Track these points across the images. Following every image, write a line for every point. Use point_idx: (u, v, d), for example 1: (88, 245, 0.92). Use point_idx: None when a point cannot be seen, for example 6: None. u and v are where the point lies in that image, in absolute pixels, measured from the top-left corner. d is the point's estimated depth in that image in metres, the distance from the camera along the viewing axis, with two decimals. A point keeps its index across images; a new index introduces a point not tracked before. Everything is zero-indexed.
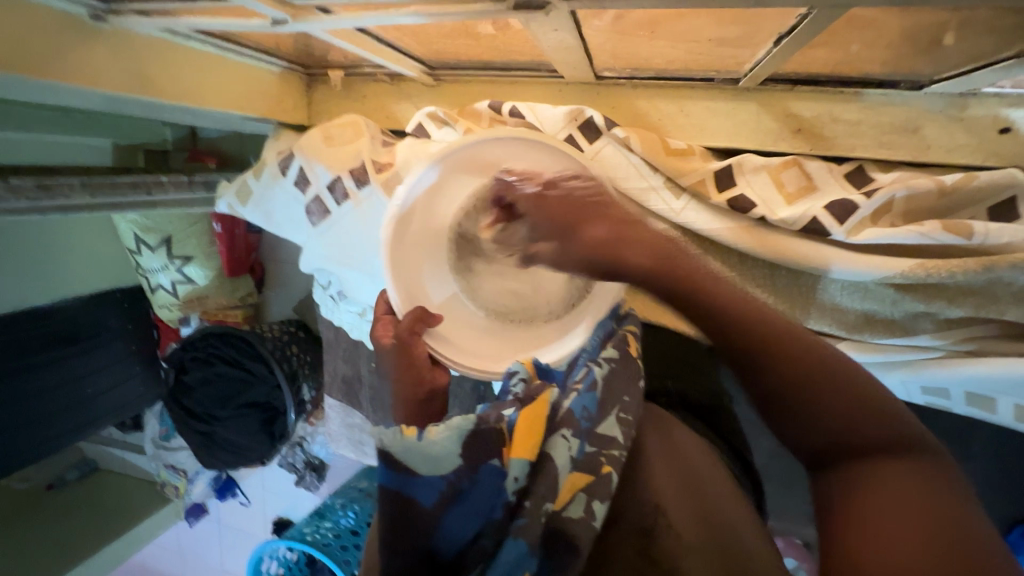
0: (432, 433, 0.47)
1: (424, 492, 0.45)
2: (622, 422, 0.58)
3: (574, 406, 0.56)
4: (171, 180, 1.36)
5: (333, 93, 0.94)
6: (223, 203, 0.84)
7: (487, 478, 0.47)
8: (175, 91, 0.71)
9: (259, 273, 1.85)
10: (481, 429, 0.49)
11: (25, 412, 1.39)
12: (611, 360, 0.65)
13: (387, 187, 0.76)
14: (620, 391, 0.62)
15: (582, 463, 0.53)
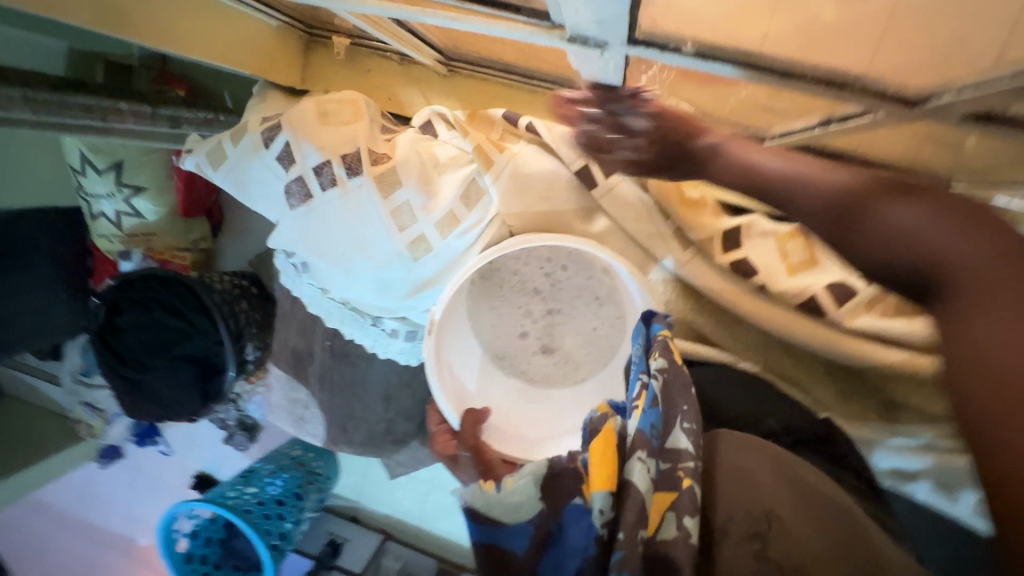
0: (510, 484, 0.50)
1: (515, 540, 0.48)
2: (691, 431, 0.51)
3: (639, 427, 0.51)
4: (132, 110, 1.21)
5: (334, 61, 0.85)
6: (191, 161, 0.75)
7: (573, 519, 0.47)
8: (152, 31, 0.62)
9: (217, 217, 1.72)
10: (555, 470, 0.51)
11: None
12: (662, 372, 0.57)
13: (380, 183, 0.70)
14: (679, 400, 0.54)
15: (660, 482, 0.48)
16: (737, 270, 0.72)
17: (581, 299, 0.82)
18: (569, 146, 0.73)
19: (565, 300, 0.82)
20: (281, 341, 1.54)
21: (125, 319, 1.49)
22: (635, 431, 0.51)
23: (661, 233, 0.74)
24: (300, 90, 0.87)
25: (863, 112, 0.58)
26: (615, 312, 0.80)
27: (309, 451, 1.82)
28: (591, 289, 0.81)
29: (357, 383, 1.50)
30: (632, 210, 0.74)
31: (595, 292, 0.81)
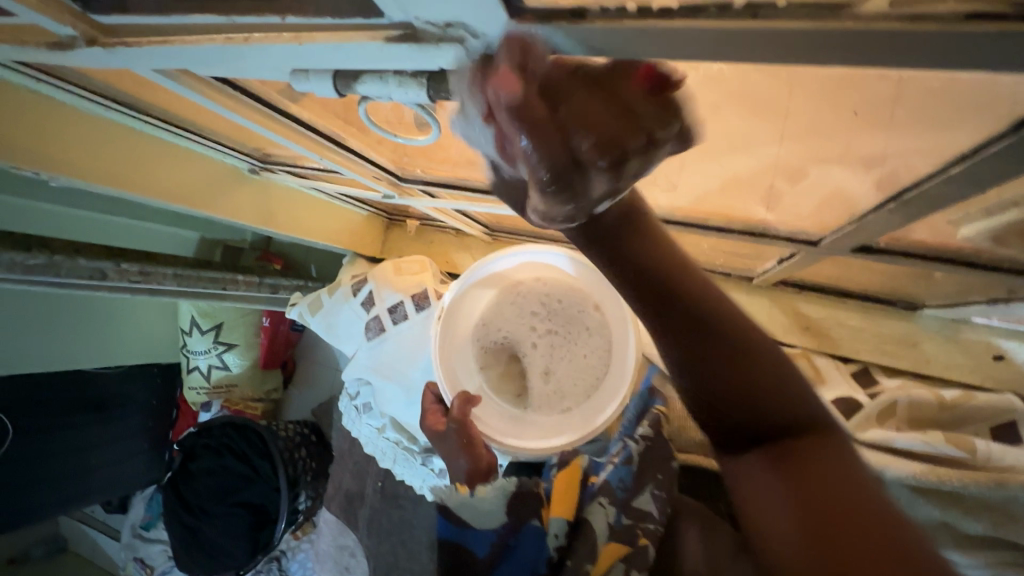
0: (483, 493, 0.63)
1: (479, 543, 0.60)
2: (656, 497, 0.67)
3: (609, 479, 0.71)
4: (245, 280, 1.53)
5: (406, 237, 1.11)
6: (294, 311, 0.96)
7: (531, 534, 0.61)
8: (288, 225, 0.89)
9: (289, 369, 1.94)
10: (524, 489, 0.65)
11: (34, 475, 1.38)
12: (646, 438, 0.77)
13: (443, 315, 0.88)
14: (655, 469, 0.72)
15: (618, 532, 0.62)
16: None
17: (573, 332, 0.82)
18: None
19: (579, 328, 0.82)
20: (335, 483, 1.62)
21: (198, 465, 1.61)
22: (604, 483, 0.70)
23: None
24: (378, 258, 1.12)
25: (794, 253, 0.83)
26: (603, 342, 0.80)
27: None
28: (582, 321, 0.81)
29: (405, 528, 1.51)
30: (648, 337, 0.87)
31: (585, 323, 0.81)
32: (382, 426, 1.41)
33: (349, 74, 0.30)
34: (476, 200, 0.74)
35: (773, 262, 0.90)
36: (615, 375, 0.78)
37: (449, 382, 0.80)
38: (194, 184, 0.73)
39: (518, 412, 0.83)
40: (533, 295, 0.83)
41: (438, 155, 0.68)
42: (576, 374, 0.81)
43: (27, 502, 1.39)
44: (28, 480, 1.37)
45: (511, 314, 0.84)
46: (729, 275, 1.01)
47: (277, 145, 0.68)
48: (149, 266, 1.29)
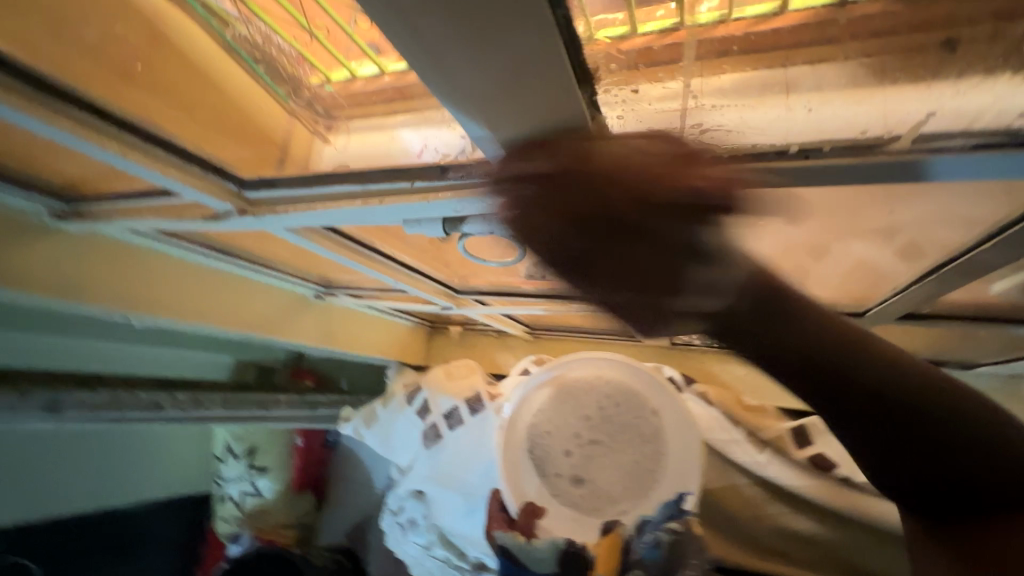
0: (539, 544, 0.72)
1: None
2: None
3: (642, 554, 0.73)
4: (286, 399, 1.56)
5: (449, 342, 1.16)
6: (349, 425, 0.99)
7: None
8: (344, 342, 0.95)
9: (323, 489, 1.90)
10: (571, 549, 0.71)
11: None
12: (677, 531, 0.74)
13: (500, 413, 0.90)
14: (689, 556, 0.74)
15: None
16: (817, 466, 0.79)
17: (629, 435, 0.81)
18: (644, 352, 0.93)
19: (634, 431, 0.81)
20: None
21: None
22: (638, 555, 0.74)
23: (735, 439, 0.84)
24: (423, 365, 1.16)
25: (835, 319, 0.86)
26: (658, 449, 0.80)
27: None
28: (637, 428, 0.81)
29: None
30: (703, 421, 0.87)
31: (639, 430, 0.81)
32: None
33: (456, 220, 0.38)
34: (524, 302, 0.80)
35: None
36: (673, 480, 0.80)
37: (512, 490, 0.81)
38: (269, 313, 0.80)
39: (571, 518, 0.80)
40: (587, 400, 0.82)
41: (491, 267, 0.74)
42: (629, 478, 0.80)
43: None
44: None
45: (560, 418, 0.83)
46: None
47: (342, 271, 0.75)
48: (201, 394, 1.34)
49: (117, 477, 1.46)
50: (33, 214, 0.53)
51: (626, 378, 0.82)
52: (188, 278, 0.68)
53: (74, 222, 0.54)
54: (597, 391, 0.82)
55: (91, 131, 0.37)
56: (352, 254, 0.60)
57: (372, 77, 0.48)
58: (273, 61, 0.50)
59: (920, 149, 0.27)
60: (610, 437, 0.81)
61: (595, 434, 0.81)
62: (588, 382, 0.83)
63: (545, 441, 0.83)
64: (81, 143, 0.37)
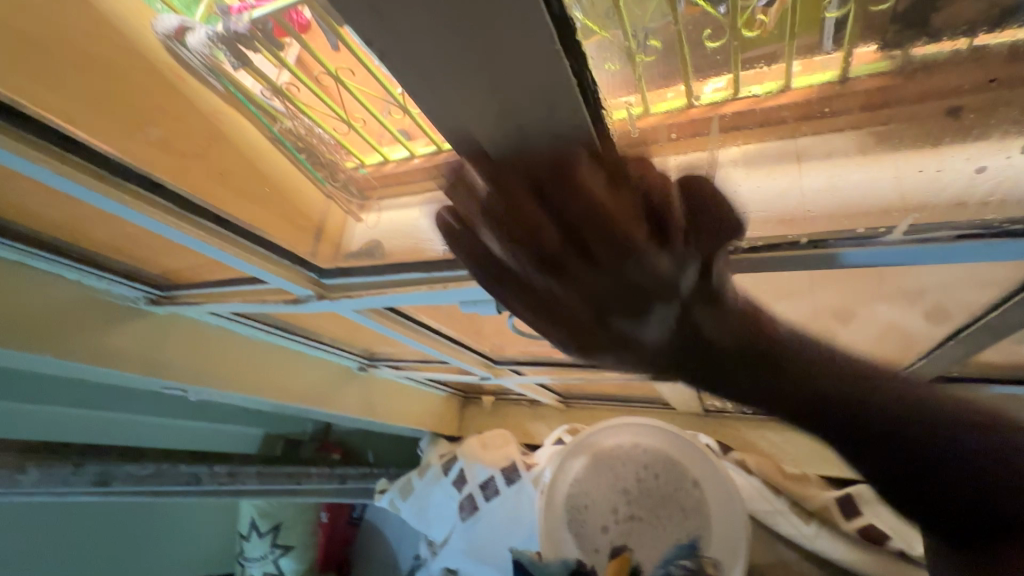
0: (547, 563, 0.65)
1: None
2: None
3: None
4: (316, 471, 1.57)
5: (482, 412, 1.18)
6: (385, 497, 1.00)
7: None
8: (384, 413, 0.98)
9: (346, 568, 1.84)
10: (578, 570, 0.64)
11: None
12: None
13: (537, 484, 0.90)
14: None
15: None
16: (868, 538, 0.76)
17: (669, 505, 0.80)
18: (684, 402, 0.94)
19: (675, 501, 0.80)
20: None
21: None
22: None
23: (779, 509, 0.82)
24: (456, 436, 1.17)
25: None
26: (701, 524, 0.78)
27: None
28: (678, 500, 0.80)
29: None
30: (745, 490, 0.85)
31: (682, 503, 0.80)
32: None
33: None
34: (559, 371, 0.83)
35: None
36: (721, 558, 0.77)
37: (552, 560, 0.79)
38: (319, 385, 0.85)
39: None
40: (627, 470, 0.83)
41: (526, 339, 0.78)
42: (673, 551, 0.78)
43: None
44: None
45: (600, 486, 0.83)
46: None
47: (386, 345, 0.80)
48: (236, 466, 1.36)
49: (146, 554, 1.44)
50: (132, 301, 0.61)
51: (665, 446, 0.82)
52: (247, 354, 0.74)
53: (163, 307, 0.61)
54: (637, 459, 0.83)
55: (198, 231, 0.44)
56: (401, 329, 0.65)
57: (402, 160, 0.52)
58: (312, 150, 0.53)
59: (913, 236, 0.33)
60: (651, 506, 0.80)
61: (635, 503, 0.81)
62: (626, 450, 0.84)
63: (586, 509, 0.82)
64: (188, 240, 0.44)
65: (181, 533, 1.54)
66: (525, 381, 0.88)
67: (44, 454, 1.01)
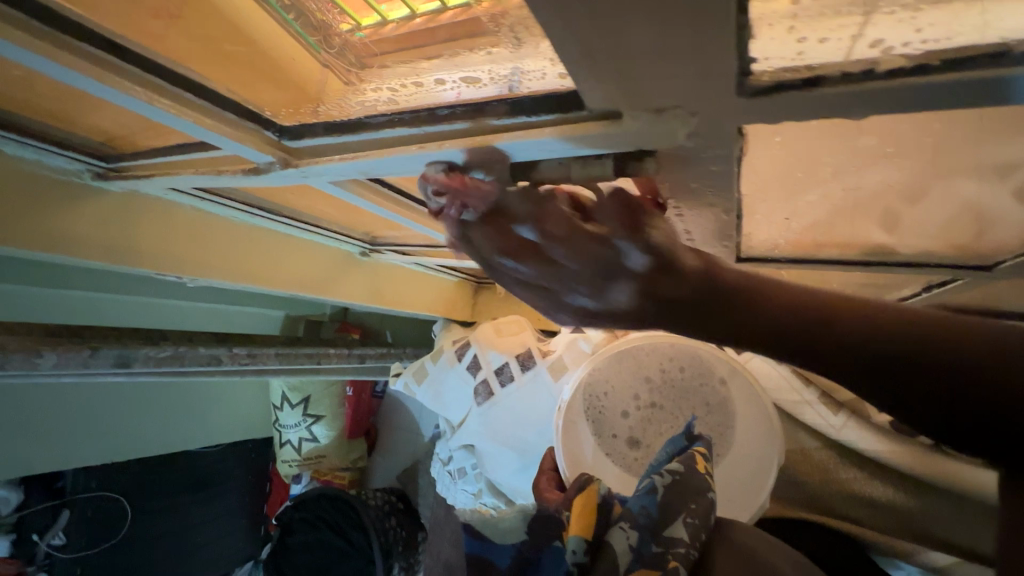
0: None
1: (500, 556, 0.50)
2: (690, 523, 0.53)
3: (635, 504, 0.55)
4: (336, 352, 1.55)
5: (496, 298, 1.16)
6: (400, 381, 1.01)
7: (553, 554, 0.50)
8: (395, 299, 0.96)
9: (372, 437, 1.96)
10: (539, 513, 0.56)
11: (146, 553, 1.47)
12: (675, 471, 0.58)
13: (551, 370, 0.88)
14: (688, 497, 0.55)
15: (646, 560, 0.49)
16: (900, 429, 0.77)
17: (691, 404, 0.78)
18: None
19: (696, 402, 0.78)
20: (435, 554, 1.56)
21: (295, 538, 1.63)
22: (626, 507, 0.55)
23: (806, 399, 0.82)
24: (469, 320, 1.17)
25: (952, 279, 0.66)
26: (723, 422, 0.76)
27: None
28: (702, 396, 0.77)
29: None
30: (771, 380, 0.84)
31: (706, 398, 0.77)
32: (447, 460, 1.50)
33: (526, 164, 0.34)
34: None
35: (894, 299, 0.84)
36: (749, 450, 0.76)
37: (569, 455, 0.78)
38: (327, 271, 0.82)
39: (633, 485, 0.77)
40: (649, 362, 0.80)
41: None
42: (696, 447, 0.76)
43: None
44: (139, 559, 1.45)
45: (617, 384, 0.80)
46: None
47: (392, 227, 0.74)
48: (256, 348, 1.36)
49: (186, 422, 1.55)
50: (76, 175, 0.52)
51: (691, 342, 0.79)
52: (239, 234, 0.67)
53: (116, 181, 0.53)
54: (660, 357, 0.79)
55: (132, 85, 0.34)
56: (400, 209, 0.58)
57: None
58: None
59: None
60: (670, 406, 0.78)
61: (654, 403, 0.78)
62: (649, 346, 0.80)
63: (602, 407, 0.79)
64: (128, 96, 0.35)
65: (218, 407, 1.65)
66: None
67: (63, 339, 1.00)
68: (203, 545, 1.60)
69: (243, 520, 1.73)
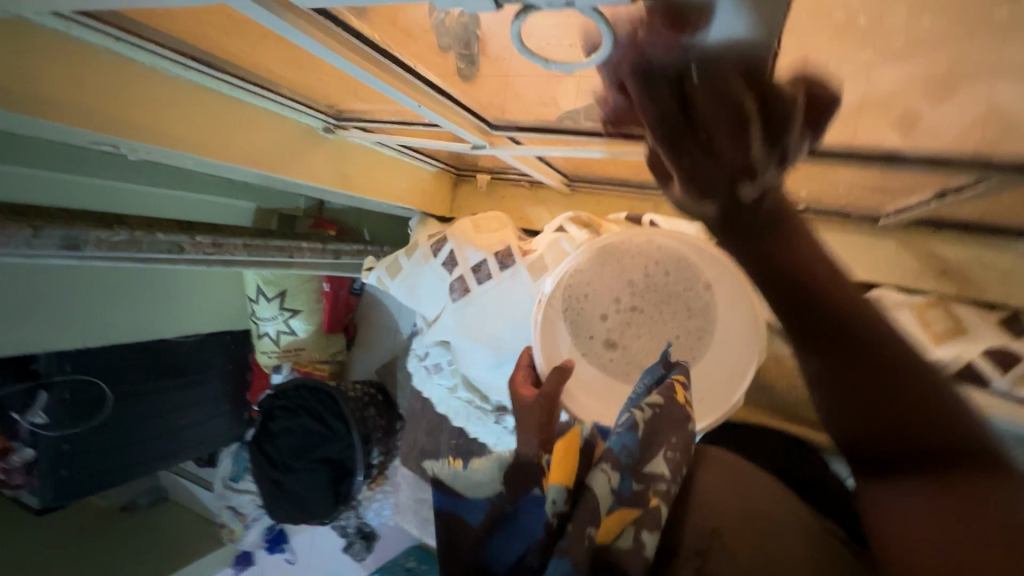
0: (476, 463, 0.44)
1: (470, 511, 0.41)
2: (672, 460, 0.45)
3: (611, 444, 0.43)
4: (308, 246, 1.46)
5: (478, 193, 1.09)
6: (373, 275, 0.97)
7: (531, 505, 0.41)
8: (362, 187, 0.91)
9: (351, 332, 1.96)
10: (524, 463, 0.45)
11: (129, 431, 1.51)
12: (654, 406, 0.46)
13: (531, 269, 0.84)
14: (664, 436, 0.46)
15: (624, 497, 0.41)
16: None
17: (673, 309, 0.76)
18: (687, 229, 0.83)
19: (676, 306, 0.76)
20: (411, 443, 1.65)
21: (279, 424, 1.69)
22: (603, 447, 0.43)
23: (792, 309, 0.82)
24: (448, 216, 1.12)
25: (975, 181, 0.62)
26: (703, 327, 0.76)
27: (422, 565, 1.84)
28: (685, 301, 0.76)
29: None
30: None
31: (688, 304, 0.76)
32: (420, 354, 1.51)
33: None
34: (579, 145, 0.75)
35: (893, 209, 0.82)
36: (725, 357, 0.76)
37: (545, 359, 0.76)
38: (280, 149, 0.77)
39: (609, 386, 0.77)
40: (632, 266, 0.77)
41: (516, 95, 0.68)
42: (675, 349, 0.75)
43: (116, 460, 1.49)
44: (123, 438, 1.50)
45: (597, 287, 0.78)
46: (850, 215, 0.90)
47: (367, 91, 0.64)
48: (221, 238, 1.25)
49: (160, 309, 1.52)
50: None
51: (675, 239, 0.76)
52: (166, 94, 0.62)
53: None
54: (642, 261, 0.77)
55: None
56: (351, 59, 0.51)
57: None
58: None
59: None
60: (651, 312, 0.77)
61: (635, 306, 0.77)
62: (634, 247, 0.77)
63: (582, 310, 0.78)
64: None
65: (191, 297, 1.60)
66: (524, 153, 0.79)
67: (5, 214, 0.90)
68: (186, 425, 1.67)
69: (228, 405, 1.79)
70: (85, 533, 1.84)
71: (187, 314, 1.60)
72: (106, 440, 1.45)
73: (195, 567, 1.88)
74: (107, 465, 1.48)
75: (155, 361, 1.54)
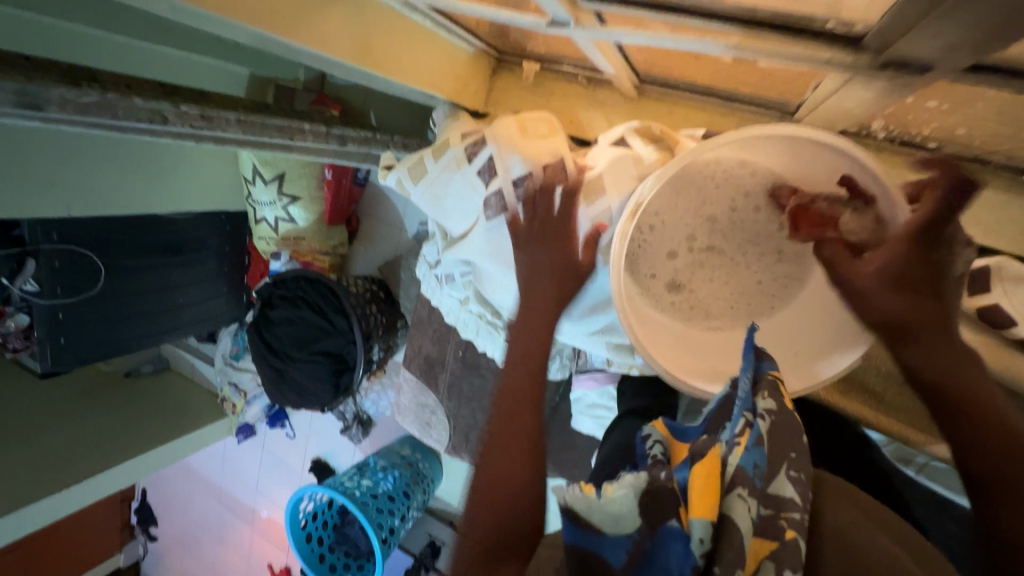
0: (609, 491, 0.47)
1: (612, 551, 0.45)
2: (796, 480, 0.45)
3: (742, 465, 0.43)
4: (312, 129, 1.25)
5: (522, 85, 0.92)
6: (393, 177, 0.83)
7: (668, 539, 0.42)
8: (387, 62, 0.73)
9: (353, 224, 1.82)
10: (655, 488, 0.45)
11: (125, 307, 1.44)
12: (771, 413, 0.45)
13: (587, 191, 0.71)
14: (786, 447, 0.46)
15: (759, 525, 0.43)
16: (993, 322, 0.69)
17: (759, 249, 0.72)
18: None
19: (756, 245, 0.71)
20: (416, 348, 1.60)
21: (277, 313, 1.62)
22: (735, 467, 0.43)
23: None
24: (483, 109, 0.95)
25: None
26: (789, 274, 0.71)
27: (416, 452, 1.89)
28: (773, 243, 0.71)
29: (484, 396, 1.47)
30: None
31: (778, 247, 0.71)
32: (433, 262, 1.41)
33: None
34: (688, 32, 0.56)
35: None
36: (802, 312, 0.69)
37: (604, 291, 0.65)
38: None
39: (670, 328, 0.70)
40: (717, 196, 0.69)
41: None
42: (743, 290, 0.73)
43: (113, 335, 1.44)
44: (119, 313, 1.43)
45: (670, 215, 0.69)
46: (984, 161, 0.75)
47: None
48: (211, 108, 1.03)
49: (155, 184, 1.35)
50: None
51: (785, 154, 0.60)
52: None
53: None
54: (732, 188, 0.68)
55: None
56: None
57: None
58: None
59: None
60: (732, 250, 0.72)
61: (714, 242, 0.72)
62: (724, 167, 0.65)
63: (653, 238, 0.70)
64: None
65: (189, 173, 1.43)
66: (608, 37, 0.59)
67: None
68: (184, 304, 1.61)
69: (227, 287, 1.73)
70: (89, 395, 1.86)
71: (182, 193, 1.43)
72: (101, 316, 1.39)
73: (201, 434, 1.94)
74: (104, 341, 1.43)
75: (148, 237, 1.43)
